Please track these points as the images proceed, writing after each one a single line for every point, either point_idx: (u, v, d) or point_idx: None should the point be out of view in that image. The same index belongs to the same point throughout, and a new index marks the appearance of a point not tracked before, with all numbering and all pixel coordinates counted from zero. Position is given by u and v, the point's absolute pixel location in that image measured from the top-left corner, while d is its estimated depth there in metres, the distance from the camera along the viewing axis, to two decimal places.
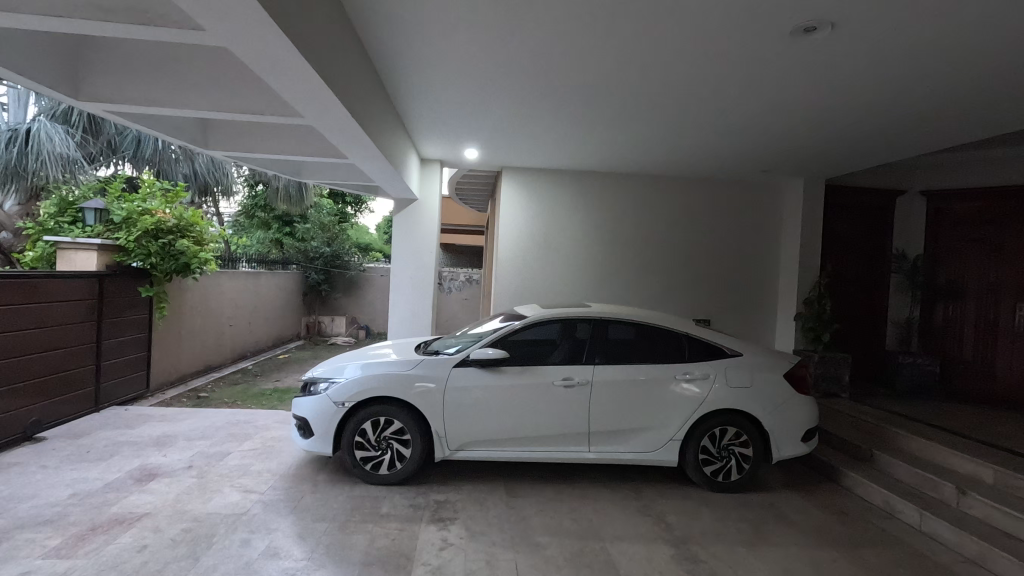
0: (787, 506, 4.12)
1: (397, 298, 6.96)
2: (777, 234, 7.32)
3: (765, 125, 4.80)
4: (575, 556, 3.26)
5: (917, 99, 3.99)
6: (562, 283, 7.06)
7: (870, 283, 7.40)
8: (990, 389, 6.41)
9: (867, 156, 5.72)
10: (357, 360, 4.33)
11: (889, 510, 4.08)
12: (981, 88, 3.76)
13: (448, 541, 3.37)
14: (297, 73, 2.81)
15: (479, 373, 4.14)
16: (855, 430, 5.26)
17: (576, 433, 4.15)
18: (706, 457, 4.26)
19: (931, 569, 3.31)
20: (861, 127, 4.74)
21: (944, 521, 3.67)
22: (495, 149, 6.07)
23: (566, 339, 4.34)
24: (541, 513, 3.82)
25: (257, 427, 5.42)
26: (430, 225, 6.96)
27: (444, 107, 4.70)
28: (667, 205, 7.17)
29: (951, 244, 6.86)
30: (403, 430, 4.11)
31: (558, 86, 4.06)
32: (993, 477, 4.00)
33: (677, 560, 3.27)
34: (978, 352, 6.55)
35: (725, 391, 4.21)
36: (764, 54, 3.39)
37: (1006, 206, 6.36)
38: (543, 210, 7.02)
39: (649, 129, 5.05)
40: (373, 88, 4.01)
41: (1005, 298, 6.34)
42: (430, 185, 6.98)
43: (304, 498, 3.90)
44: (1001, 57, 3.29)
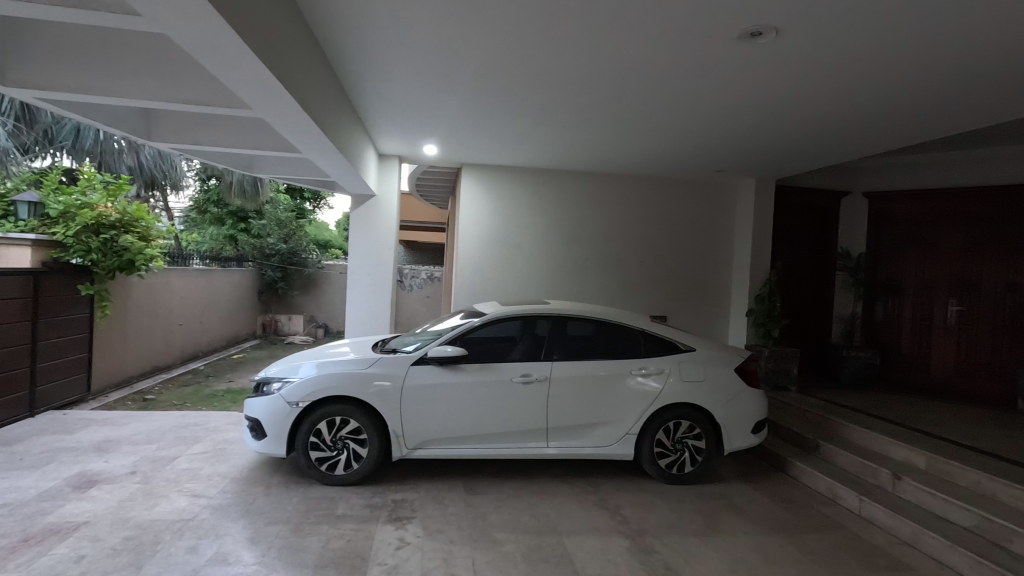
0: (738, 496, 4.27)
1: (355, 297, 6.85)
2: (731, 232, 7.54)
3: (717, 126, 4.94)
4: (532, 551, 3.29)
5: (857, 102, 4.17)
6: (522, 280, 7.09)
7: (817, 280, 7.70)
8: (925, 380, 6.84)
9: (814, 157, 5.95)
10: (312, 360, 4.23)
11: (832, 497, 4.26)
12: (913, 95, 3.98)
13: (405, 540, 3.34)
14: (243, 63, 2.71)
15: (438, 371, 4.11)
16: (802, 421, 5.48)
17: (535, 430, 4.18)
18: (661, 450, 4.35)
19: (868, 551, 3.48)
20: (807, 130, 4.93)
21: (881, 506, 3.87)
22: (455, 145, 6.02)
23: (525, 336, 4.35)
24: (500, 509, 3.83)
25: (207, 430, 5.24)
26: (388, 221, 6.86)
27: (401, 102, 4.64)
28: (625, 204, 7.28)
29: (891, 244, 7.24)
30: (359, 430, 4.05)
31: (516, 84, 4.07)
32: (926, 462, 4.24)
33: (631, 551, 3.33)
34: (914, 346, 6.95)
35: (679, 385, 4.32)
36: (714, 58, 3.49)
37: (941, 208, 6.76)
38: (504, 208, 7.03)
39: (606, 129, 5.13)
40: (328, 81, 3.93)
41: (939, 294, 6.78)
42: (388, 181, 6.89)
43: (257, 501, 3.79)
44: (931, 66, 3.48)
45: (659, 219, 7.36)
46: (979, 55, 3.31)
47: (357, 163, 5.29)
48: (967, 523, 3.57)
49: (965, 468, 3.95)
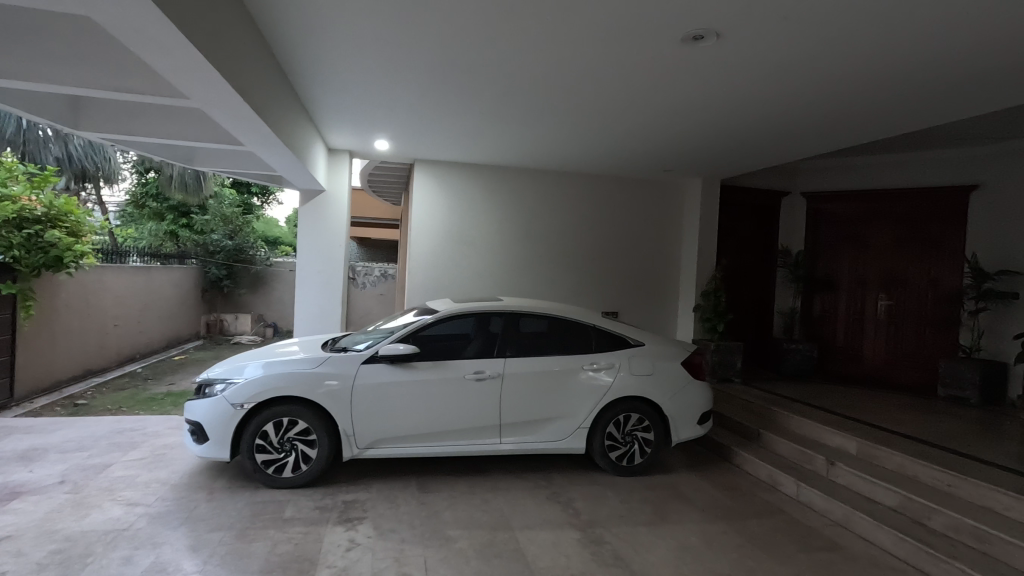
0: (685, 485, 4.42)
1: (304, 295, 6.68)
2: (680, 230, 7.76)
3: (667, 127, 5.08)
4: (485, 547, 3.30)
5: (795, 105, 4.37)
6: (476, 277, 7.07)
7: (760, 278, 8.02)
8: (858, 370, 7.26)
9: (757, 158, 6.18)
10: (258, 359, 4.10)
11: (773, 483, 4.47)
12: (845, 99, 4.20)
13: (355, 541, 3.29)
14: (179, 51, 2.60)
15: (390, 369, 4.06)
16: (746, 412, 5.72)
17: (489, 426, 4.19)
18: (612, 443, 4.45)
19: (804, 533, 3.68)
20: (749, 132, 5.13)
21: (816, 491, 4.08)
22: (406, 140, 5.94)
23: (479, 333, 4.36)
24: (453, 507, 3.82)
25: (145, 435, 5.00)
26: (339, 218, 6.70)
27: (352, 95, 4.55)
28: (578, 202, 7.39)
29: (828, 242, 7.62)
30: (308, 430, 3.95)
31: (468, 79, 4.04)
32: (856, 448, 4.50)
33: (582, 543, 3.39)
34: (848, 338, 7.37)
35: (629, 379, 4.42)
36: (659, 60, 3.59)
37: (873, 208, 7.18)
38: (458, 205, 6.99)
39: (559, 127, 5.19)
40: (271, 69, 3.78)
41: (870, 290, 7.22)
42: (339, 177, 6.73)
43: (199, 507, 3.65)
44: (861, 73, 3.69)
45: (610, 216, 7.50)
46: (902, 64, 3.53)
47: (305, 156, 5.14)
48: (892, 503, 3.82)
49: (891, 452, 4.22)
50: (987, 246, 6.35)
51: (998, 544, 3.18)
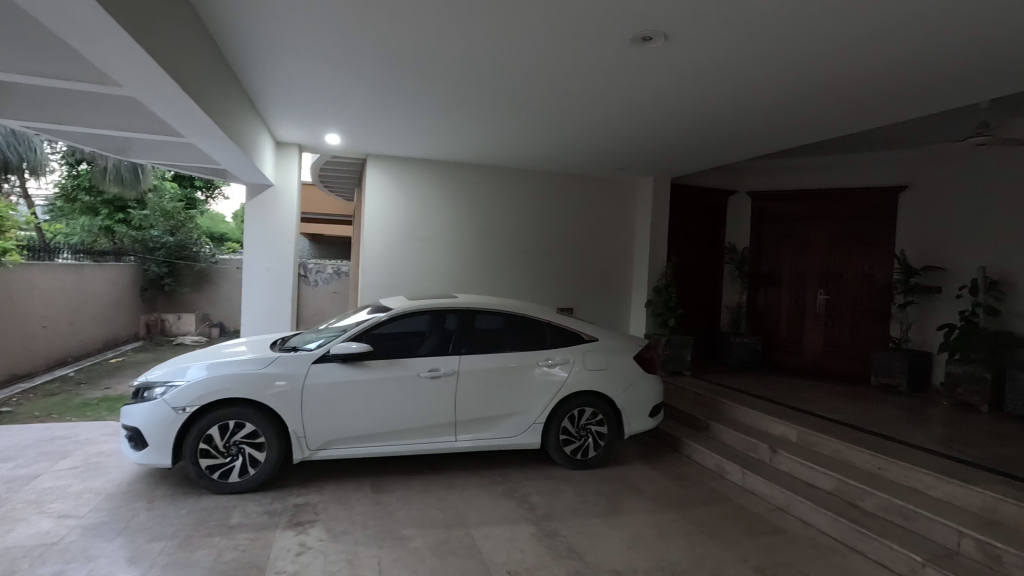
0: (637, 477, 4.53)
1: (252, 293, 6.45)
2: (633, 227, 7.91)
3: (618, 125, 5.17)
4: (440, 545, 3.28)
5: (739, 107, 4.53)
6: (432, 274, 7.02)
7: (709, 274, 8.29)
8: (799, 362, 7.62)
9: (705, 158, 6.37)
10: (201, 361, 3.93)
11: (720, 471, 4.64)
12: (787, 101, 4.36)
13: (306, 545, 3.21)
14: (109, 35, 2.45)
15: (342, 368, 3.97)
16: (695, 403, 5.91)
17: (444, 424, 4.17)
18: (567, 437, 4.51)
19: (748, 519, 3.83)
20: (697, 131, 5.27)
21: (760, 477, 4.26)
22: (358, 134, 5.81)
23: (434, 330, 4.32)
24: (408, 506, 3.79)
25: (78, 442, 4.72)
26: (288, 213, 6.50)
27: (299, 86, 4.41)
28: (533, 199, 7.42)
29: (772, 239, 7.95)
30: (256, 433, 3.82)
31: (420, 72, 3.97)
32: (797, 435, 4.73)
33: (538, 537, 3.43)
34: (790, 331, 7.72)
35: (583, 374, 4.49)
36: (611, 59, 3.64)
37: (813, 207, 7.54)
38: (412, 201, 6.91)
39: (513, 124, 5.20)
40: (209, 55, 3.59)
41: (810, 284, 7.57)
42: (288, 171, 6.52)
43: (137, 517, 3.47)
44: (800, 77, 3.86)
45: (565, 213, 7.57)
46: (839, 70, 3.70)
47: (250, 149, 4.94)
48: (829, 486, 4.03)
49: (828, 438, 4.45)
50: (915, 243, 6.77)
51: (922, 521, 3.41)
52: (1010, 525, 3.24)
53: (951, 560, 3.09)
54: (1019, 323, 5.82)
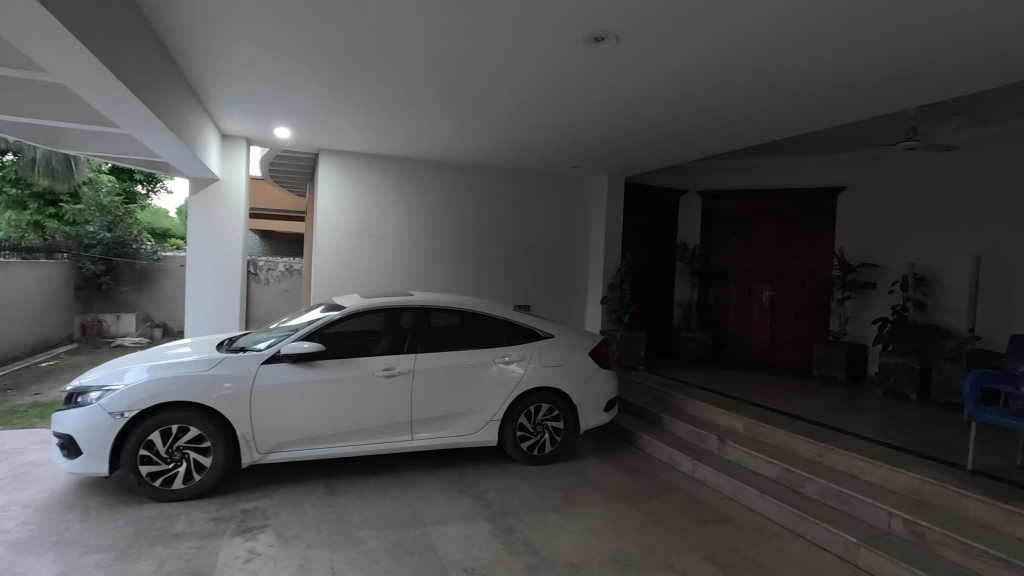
0: (593, 470, 4.61)
1: (197, 292, 6.20)
2: (588, 225, 8.03)
3: (573, 124, 5.22)
4: (395, 545, 3.25)
5: (688, 108, 4.66)
6: (388, 271, 6.92)
7: (662, 271, 8.50)
8: (747, 355, 7.91)
9: (657, 158, 6.52)
10: (141, 363, 3.74)
11: (672, 463, 4.77)
12: (732, 104, 4.52)
13: (255, 551, 3.11)
14: (32, 18, 2.29)
15: (293, 369, 3.87)
16: (648, 397, 6.05)
17: (400, 423, 4.12)
18: (523, 433, 4.54)
19: (698, 508, 3.96)
20: (650, 131, 5.39)
21: (709, 467, 4.41)
22: (308, 128, 5.65)
23: (389, 329, 4.27)
24: (363, 507, 3.73)
25: (4, 452, 4.41)
26: (236, 210, 6.26)
27: (246, 77, 4.26)
28: (489, 196, 7.42)
29: (721, 237, 8.22)
30: (201, 437, 3.67)
31: (373, 65, 3.90)
32: (744, 426, 4.91)
33: (494, 534, 3.44)
34: (738, 325, 8.01)
35: (539, 370, 4.52)
36: (563, 58, 3.68)
37: (759, 206, 7.83)
38: (366, 197, 6.78)
39: (468, 120, 5.18)
40: (146, 40, 3.41)
41: (757, 281, 7.88)
42: (236, 165, 6.28)
43: (71, 529, 3.28)
44: (746, 81, 4.00)
45: (521, 211, 7.60)
46: (780, 75, 3.86)
47: (194, 142, 4.73)
48: (773, 474, 4.21)
49: (773, 429, 4.64)
50: (852, 242, 7.14)
51: (857, 504, 3.60)
52: (935, 505, 3.47)
53: (883, 540, 3.29)
54: (944, 316, 6.23)
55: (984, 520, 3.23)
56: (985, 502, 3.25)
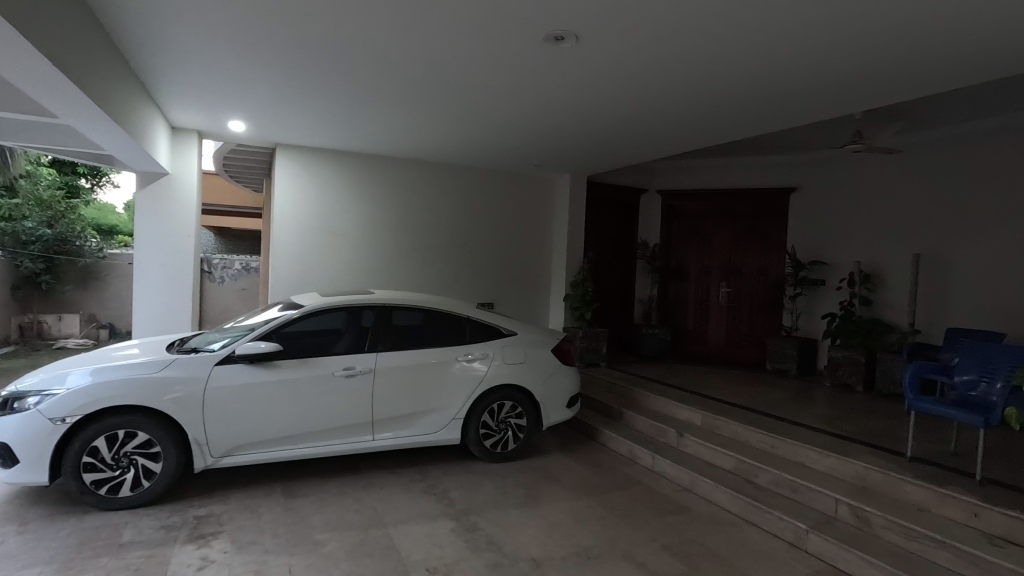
0: (555, 466, 4.65)
1: (145, 291, 5.94)
2: (550, 223, 8.08)
3: (535, 122, 5.24)
4: (356, 547, 3.20)
5: (648, 108, 4.74)
6: (348, 269, 6.80)
7: (623, 269, 8.64)
8: (704, 351, 8.13)
9: (619, 157, 6.61)
10: (84, 366, 3.56)
11: (632, 457, 4.86)
12: (690, 105, 4.62)
13: (208, 559, 3.01)
14: None
15: (248, 370, 3.75)
16: (610, 393, 6.15)
17: (361, 423, 4.06)
18: (486, 431, 4.54)
19: (657, 500, 4.05)
20: (610, 131, 5.45)
21: (668, 461, 4.51)
22: (264, 121, 5.48)
23: (349, 328, 4.20)
24: (322, 509, 3.66)
25: None
26: (188, 206, 6.03)
27: (195, 67, 4.09)
28: (452, 194, 7.37)
29: (680, 235, 8.40)
30: (149, 441, 3.53)
31: (332, 59, 3.83)
32: (701, 419, 5.04)
33: (457, 532, 3.43)
34: (696, 321, 8.22)
35: (502, 368, 4.53)
36: (524, 56, 3.68)
37: (716, 205, 8.04)
38: (324, 193, 6.63)
39: (429, 116, 5.13)
40: (89, 25, 3.26)
41: (714, 278, 8.09)
42: (187, 160, 6.04)
43: (7, 542, 3.10)
44: (702, 83, 4.10)
45: (484, 209, 7.58)
46: (734, 77, 3.97)
47: (140, 135, 4.53)
48: (728, 465, 4.34)
49: (728, 421, 4.78)
50: (803, 240, 7.42)
51: (807, 492, 3.75)
52: (877, 491, 3.65)
53: (831, 525, 3.44)
54: (887, 312, 6.54)
55: (922, 503, 3.42)
56: (922, 486, 3.43)
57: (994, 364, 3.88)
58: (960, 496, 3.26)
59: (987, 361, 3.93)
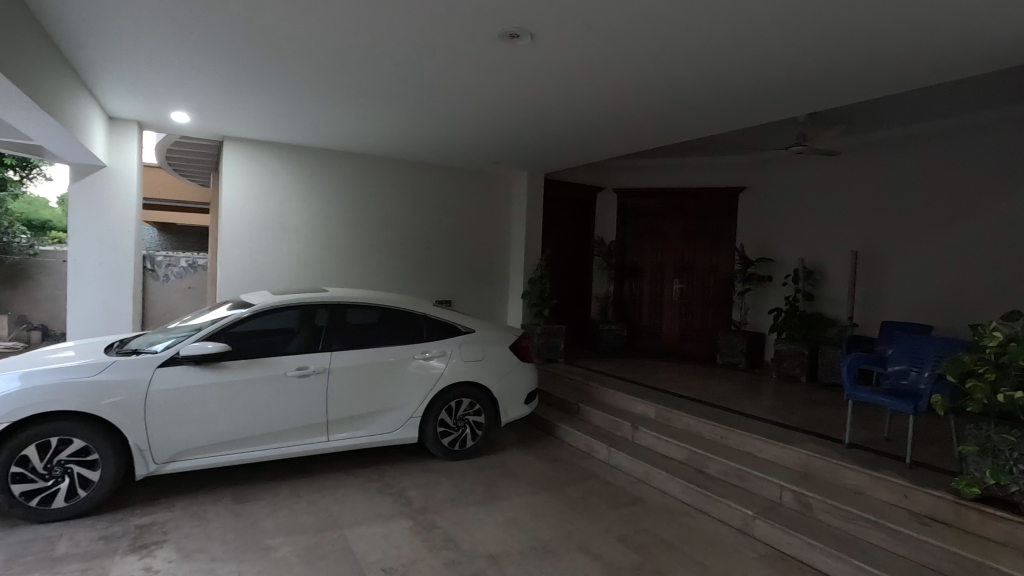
0: (513, 462, 4.68)
1: (82, 290, 5.62)
2: (508, 220, 8.11)
3: (492, 119, 5.24)
4: (310, 550, 3.14)
5: (602, 108, 4.81)
6: (301, 267, 6.63)
7: (580, 266, 8.75)
8: (659, 346, 8.34)
9: (575, 155, 6.69)
10: (13, 370, 3.34)
11: (589, 451, 4.94)
12: (644, 105, 4.71)
13: (152, 569, 2.89)
14: None
15: (194, 371, 3.61)
16: (567, 388, 6.23)
17: (314, 424, 3.97)
18: (444, 429, 4.53)
19: (613, 492, 4.13)
20: (566, 129, 5.51)
21: (624, 454, 4.61)
22: (210, 113, 5.26)
23: (302, 326, 4.10)
24: (274, 513, 3.56)
25: None
26: (128, 200, 5.74)
27: (131, 54, 3.89)
28: (409, 190, 7.28)
29: (636, 233, 8.58)
30: (86, 449, 3.34)
31: (283, 49, 3.71)
32: (655, 412, 5.17)
33: (414, 531, 3.41)
34: (651, 317, 8.42)
35: (460, 365, 4.52)
36: (479, 52, 3.67)
37: (670, 203, 8.25)
38: (276, 189, 6.44)
39: (384, 112, 5.05)
40: (16, 5, 3.04)
41: (668, 274, 8.30)
42: (127, 151, 5.73)
43: None
44: (655, 84, 4.20)
45: (442, 205, 7.54)
46: (684, 79, 4.08)
47: (73, 125, 4.27)
48: (681, 456, 4.47)
49: (681, 414, 4.93)
50: (751, 238, 7.70)
51: (753, 480, 3.91)
52: (818, 476, 3.83)
53: (775, 511, 3.59)
54: (828, 306, 6.87)
55: (858, 487, 3.62)
56: (859, 471, 3.63)
57: (923, 353, 4.13)
58: (892, 479, 3.47)
59: (917, 352, 4.19)
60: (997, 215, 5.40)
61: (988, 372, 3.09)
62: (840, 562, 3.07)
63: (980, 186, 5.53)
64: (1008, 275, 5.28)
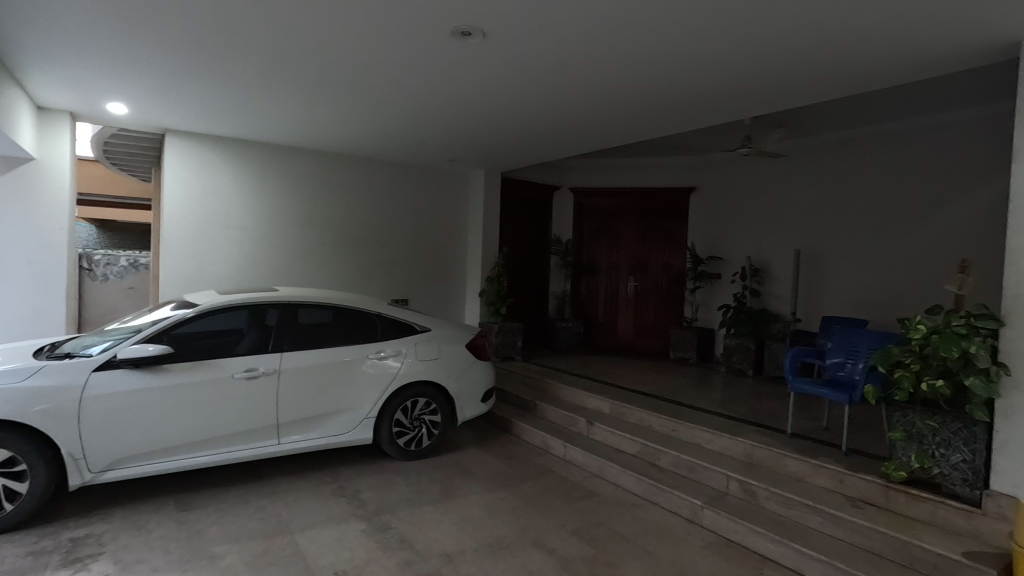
0: (470, 460, 4.68)
1: (8, 291, 5.27)
2: (466, 218, 8.08)
3: (447, 117, 5.22)
4: (258, 557, 3.05)
5: (557, 107, 4.86)
6: (250, 266, 6.43)
7: (537, 264, 8.81)
8: (614, 342, 8.50)
9: (532, 154, 6.73)
10: None
11: (545, 447, 4.99)
12: (597, 105, 4.78)
13: None
14: None
15: (133, 375, 3.45)
16: (524, 386, 6.27)
17: (264, 428, 3.86)
18: (400, 429, 4.48)
19: (568, 487, 4.19)
20: (522, 127, 5.53)
21: (579, 449, 4.67)
22: (150, 104, 5.02)
23: (251, 327, 3.98)
24: (220, 520, 3.44)
25: None
26: (60, 195, 5.42)
27: (60, 40, 3.66)
28: (363, 188, 7.16)
29: (592, 231, 8.70)
30: (13, 459, 3.15)
31: (227, 39, 3.56)
32: (609, 408, 5.27)
33: (367, 533, 3.36)
34: (607, 314, 8.58)
35: (415, 364, 4.48)
36: (432, 49, 3.64)
37: (625, 202, 8.40)
38: (223, 186, 6.22)
39: (337, 106, 4.95)
40: None
41: (623, 272, 8.48)
42: (58, 144, 5.40)
43: None
44: (607, 85, 4.28)
45: (398, 203, 7.44)
46: (636, 80, 4.16)
47: None
48: (633, 449, 4.58)
49: (634, 408, 5.04)
50: (702, 237, 7.93)
51: (702, 470, 4.04)
52: (763, 466, 4.00)
53: (722, 500, 3.73)
54: (774, 303, 7.17)
55: (798, 474, 3.79)
56: (800, 459, 3.80)
57: (859, 347, 4.37)
58: (830, 465, 3.65)
59: (852, 345, 4.42)
60: (925, 215, 5.75)
61: (913, 363, 3.30)
62: (781, 546, 3.21)
63: (910, 188, 5.88)
64: (934, 271, 5.64)
